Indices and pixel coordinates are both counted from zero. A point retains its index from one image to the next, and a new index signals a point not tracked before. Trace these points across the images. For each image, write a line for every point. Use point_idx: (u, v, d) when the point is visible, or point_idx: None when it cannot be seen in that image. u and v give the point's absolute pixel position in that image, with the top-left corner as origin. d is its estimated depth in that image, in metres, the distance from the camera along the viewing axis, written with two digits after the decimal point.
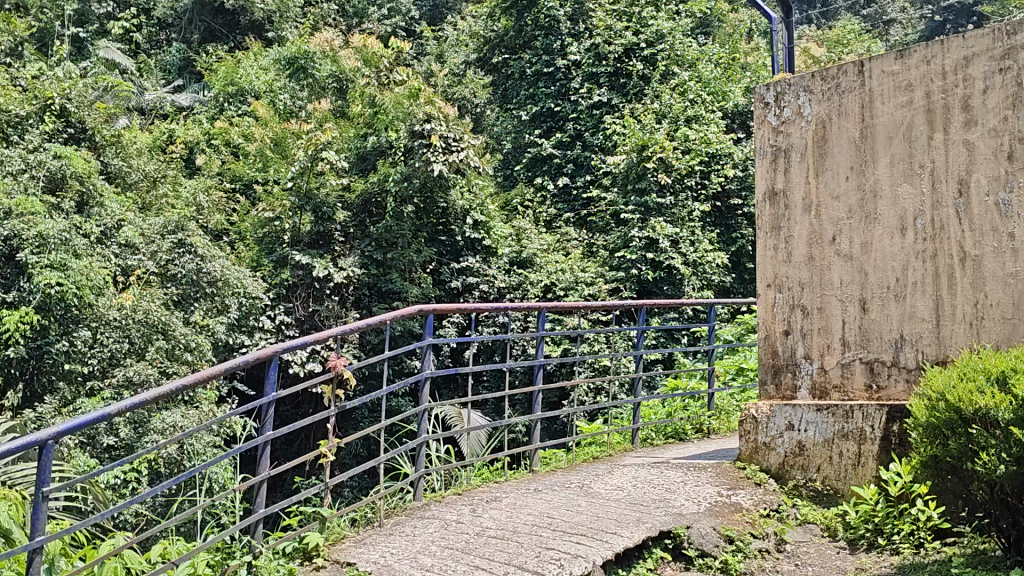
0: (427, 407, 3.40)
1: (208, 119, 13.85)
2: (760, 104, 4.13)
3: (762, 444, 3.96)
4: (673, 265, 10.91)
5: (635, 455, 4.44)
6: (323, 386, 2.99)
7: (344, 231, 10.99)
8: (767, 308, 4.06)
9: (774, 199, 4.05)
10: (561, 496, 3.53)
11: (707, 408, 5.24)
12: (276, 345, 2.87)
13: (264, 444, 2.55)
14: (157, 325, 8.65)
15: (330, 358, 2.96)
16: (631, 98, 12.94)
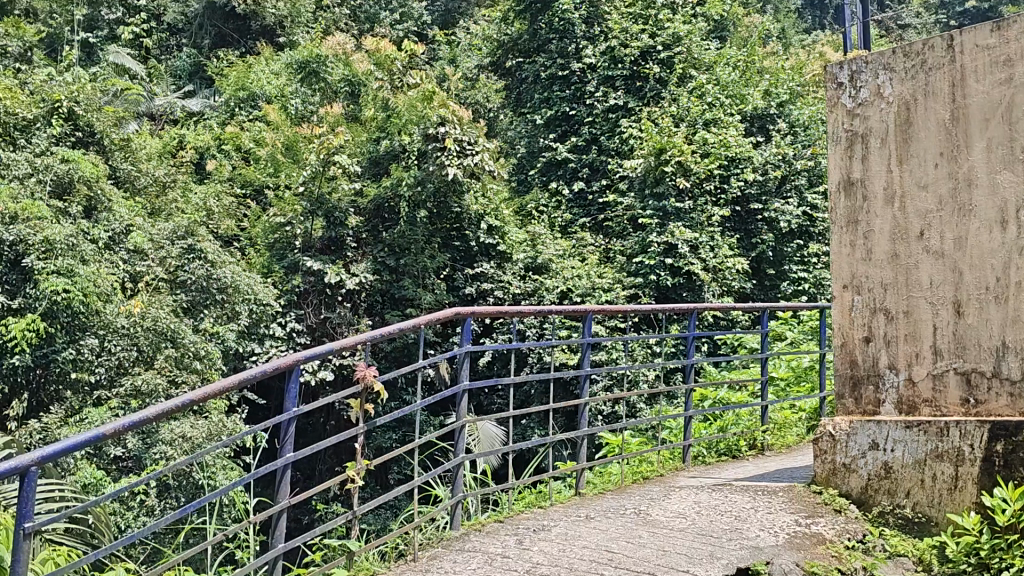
0: (463, 424, 3.17)
1: (219, 124, 13.72)
2: (829, 84, 3.59)
3: (841, 466, 3.48)
4: (693, 271, 10.64)
5: (689, 475, 4.12)
6: (351, 400, 2.68)
7: (357, 236, 10.80)
8: (845, 312, 3.52)
9: (850, 190, 3.51)
10: (618, 525, 3.26)
11: (761, 421, 4.88)
12: (302, 350, 2.47)
13: (285, 469, 2.31)
14: (166, 333, 8.44)
15: (359, 369, 2.65)
16: (648, 102, 12.62)
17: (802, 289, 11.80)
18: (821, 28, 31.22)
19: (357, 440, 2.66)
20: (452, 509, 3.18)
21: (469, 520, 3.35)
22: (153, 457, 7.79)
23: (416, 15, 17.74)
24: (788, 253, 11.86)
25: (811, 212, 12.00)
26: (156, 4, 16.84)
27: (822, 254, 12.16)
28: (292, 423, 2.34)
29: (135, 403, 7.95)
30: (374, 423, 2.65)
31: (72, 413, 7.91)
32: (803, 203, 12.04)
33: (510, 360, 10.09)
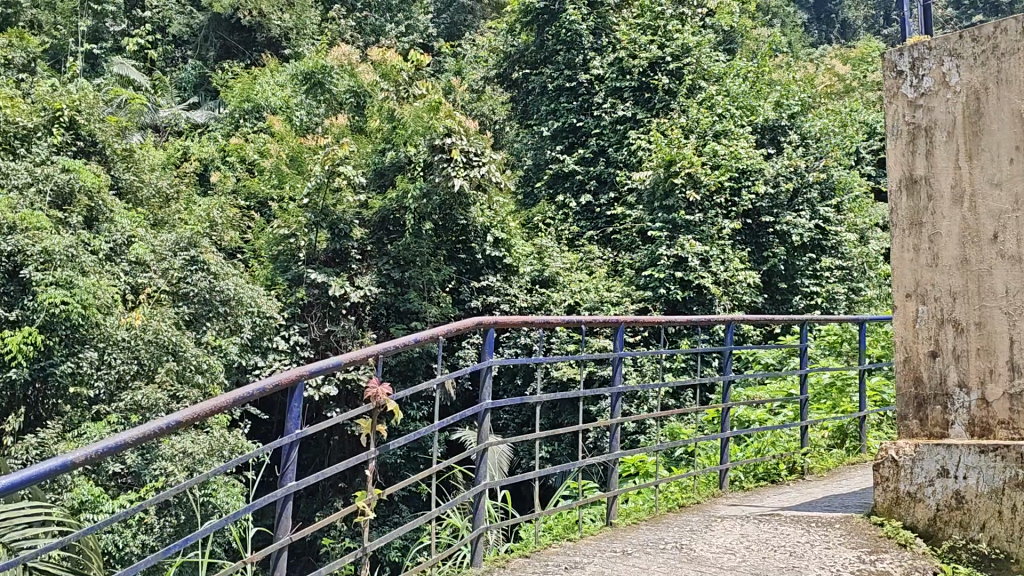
0: (486, 447, 2.96)
1: (223, 136, 13.59)
2: (888, 73, 3.27)
3: (906, 495, 3.14)
4: (703, 284, 10.45)
5: (728, 503, 3.89)
6: (362, 420, 2.44)
7: (362, 249, 10.64)
8: (908, 323, 3.18)
9: (914, 189, 3.18)
10: (661, 563, 3.02)
11: (800, 445, 4.63)
12: (305, 364, 2.21)
13: (286, 498, 2.10)
14: (168, 346, 8.27)
15: (370, 387, 2.40)
16: (657, 113, 12.46)
17: (814, 303, 11.63)
18: (825, 43, 31.16)
19: (368, 465, 2.43)
20: (474, 543, 2.95)
21: (491, 555, 3.14)
22: (153, 473, 7.58)
23: (421, 28, 17.66)
24: (800, 267, 11.70)
25: (823, 225, 11.86)
26: (161, 15, 16.71)
27: (833, 269, 12.00)
28: (294, 450, 2.11)
29: (134, 418, 7.77)
30: (385, 447, 2.42)
31: (70, 427, 7.72)
32: (814, 216, 11.90)
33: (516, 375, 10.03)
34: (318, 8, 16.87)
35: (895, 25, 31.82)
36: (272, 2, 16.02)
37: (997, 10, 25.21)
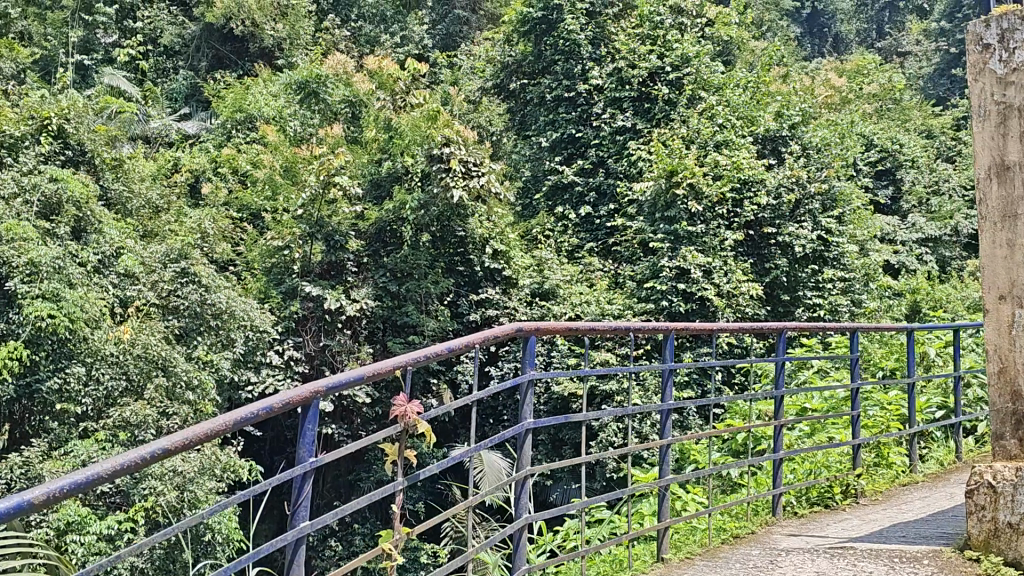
0: (525, 476, 2.64)
1: (215, 147, 13.36)
2: (971, 46, 2.98)
3: (1007, 527, 2.81)
4: (706, 296, 10.18)
5: (786, 533, 3.60)
6: (387, 444, 2.01)
7: (358, 261, 10.46)
8: (1005, 329, 2.89)
9: (1006, 176, 2.88)
10: None
11: (853, 466, 4.37)
12: (322, 378, 1.75)
13: (298, 543, 1.71)
14: (157, 361, 8.03)
15: (396, 407, 1.92)
16: (657, 124, 12.28)
17: (818, 315, 11.41)
18: (819, 56, 31.05)
19: (394, 498, 2.08)
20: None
21: None
22: (141, 493, 7.30)
23: (416, 39, 17.57)
24: (803, 278, 11.48)
25: (826, 236, 11.68)
26: (152, 25, 16.53)
27: (836, 280, 11.80)
28: (307, 485, 1.70)
29: (123, 436, 7.51)
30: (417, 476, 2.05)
31: (56, 445, 7.45)
32: (817, 227, 11.70)
33: (514, 390, 10.20)
34: (312, 18, 16.72)
35: (888, 38, 31.84)
36: (265, 12, 15.87)
37: None
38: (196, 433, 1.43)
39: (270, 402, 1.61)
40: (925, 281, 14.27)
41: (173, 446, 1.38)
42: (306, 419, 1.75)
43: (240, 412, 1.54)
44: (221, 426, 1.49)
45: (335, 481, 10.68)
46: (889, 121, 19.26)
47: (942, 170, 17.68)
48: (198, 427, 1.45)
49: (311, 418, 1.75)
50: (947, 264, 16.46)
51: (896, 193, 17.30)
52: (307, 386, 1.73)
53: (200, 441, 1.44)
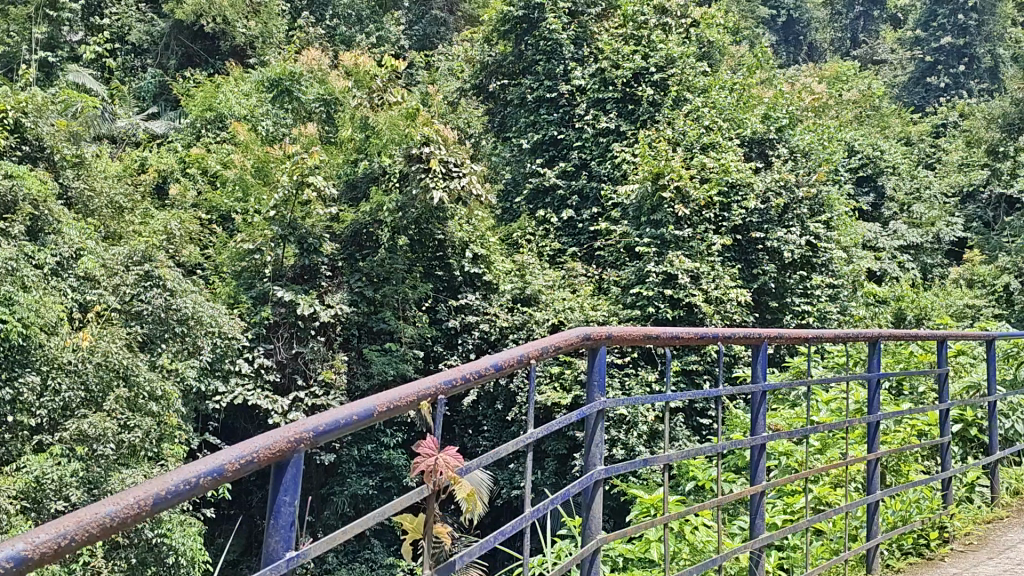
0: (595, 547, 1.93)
1: (183, 146, 12.88)
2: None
3: None
4: (694, 302, 9.79)
5: None
6: (407, 518, 1.40)
7: (332, 265, 10.07)
8: None
9: None
10: None
11: (944, 503, 3.91)
12: (313, 418, 1.11)
13: None
14: (119, 370, 7.49)
15: (422, 458, 1.36)
16: (641, 126, 11.93)
17: (806, 322, 11.09)
18: (796, 64, 30.73)
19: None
20: None
21: None
22: None
23: (392, 39, 17.23)
24: (790, 284, 11.15)
25: (815, 242, 11.34)
26: (120, 23, 15.90)
27: (825, 287, 11.49)
28: None
29: (81, 450, 6.99)
30: (452, 566, 1.43)
31: (7, 460, 6.92)
32: (805, 232, 11.40)
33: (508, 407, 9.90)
34: (285, 16, 16.33)
35: (864, 46, 31.85)
36: (237, 9, 15.40)
37: (965, 32, 25.08)
38: (80, 524, 0.81)
39: (222, 460, 0.98)
40: (909, 289, 14.05)
41: (39, 555, 0.77)
42: (280, 488, 1.10)
43: (169, 479, 0.92)
44: (133, 511, 0.86)
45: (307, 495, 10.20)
46: (869, 128, 19.10)
47: (924, 177, 17.51)
48: (91, 514, 0.83)
49: (293, 482, 1.10)
50: (929, 271, 16.26)
51: (878, 200, 17.12)
52: (283, 431, 1.08)
53: (89, 539, 0.82)
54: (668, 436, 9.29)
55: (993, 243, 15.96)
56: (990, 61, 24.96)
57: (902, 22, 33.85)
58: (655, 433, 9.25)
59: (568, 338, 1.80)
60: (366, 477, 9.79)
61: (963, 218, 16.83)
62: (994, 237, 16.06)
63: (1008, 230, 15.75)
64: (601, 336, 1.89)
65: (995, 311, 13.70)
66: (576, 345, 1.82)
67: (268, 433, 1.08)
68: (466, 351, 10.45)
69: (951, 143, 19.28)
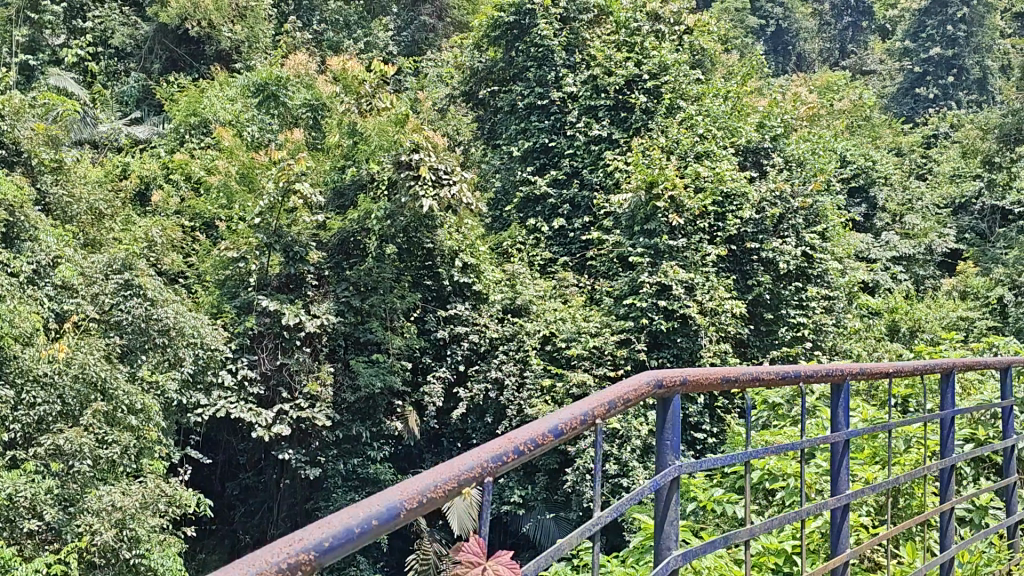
0: None
1: (167, 152, 12.62)
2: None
3: None
4: (688, 314, 9.57)
5: None
6: None
7: (319, 274, 9.86)
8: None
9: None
10: None
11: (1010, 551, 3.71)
12: (321, 531, 0.82)
13: None
14: (97, 384, 7.14)
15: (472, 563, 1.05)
16: (634, 133, 11.74)
17: (801, 334, 10.80)
18: (785, 74, 30.66)
19: None
20: None
21: None
22: (75, 531, 6.63)
23: (381, 45, 17.02)
24: (786, 296, 10.92)
25: (809, 252, 11.18)
26: (104, 26, 15.60)
27: (820, 298, 11.30)
28: None
29: (56, 467, 6.68)
30: None
31: None
32: (800, 243, 11.24)
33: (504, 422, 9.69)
34: (272, 21, 16.09)
35: (852, 57, 31.80)
36: (223, 13, 15.10)
37: (954, 43, 25.03)
38: None
39: None
40: (902, 300, 13.87)
41: None
42: None
43: None
44: None
45: (291, 510, 10.09)
46: (860, 138, 19.01)
47: (915, 188, 17.41)
48: None
49: None
50: (921, 283, 16.14)
51: (869, 210, 17.00)
52: (275, 554, 0.78)
53: None
54: (662, 450, 9.13)
55: (986, 255, 15.83)
56: (979, 73, 24.98)
57: (889, 34, 33.97)
58: (648, 448, 9.06)
59: (637, 385, 1.46)
60: (352, 491, 9.57)
61: (955, 229, 16.72)
62: (987, 248, 15.94)
63: (1001, 241, 15.63)
64: (672, 380, 1.55)
65: (989, 323, 13.56)
66: (647, 394, 1.48)
67: (253, 558, 0.77)
68: (455, 362, 10.23)
69: (941, 153, 19.21)
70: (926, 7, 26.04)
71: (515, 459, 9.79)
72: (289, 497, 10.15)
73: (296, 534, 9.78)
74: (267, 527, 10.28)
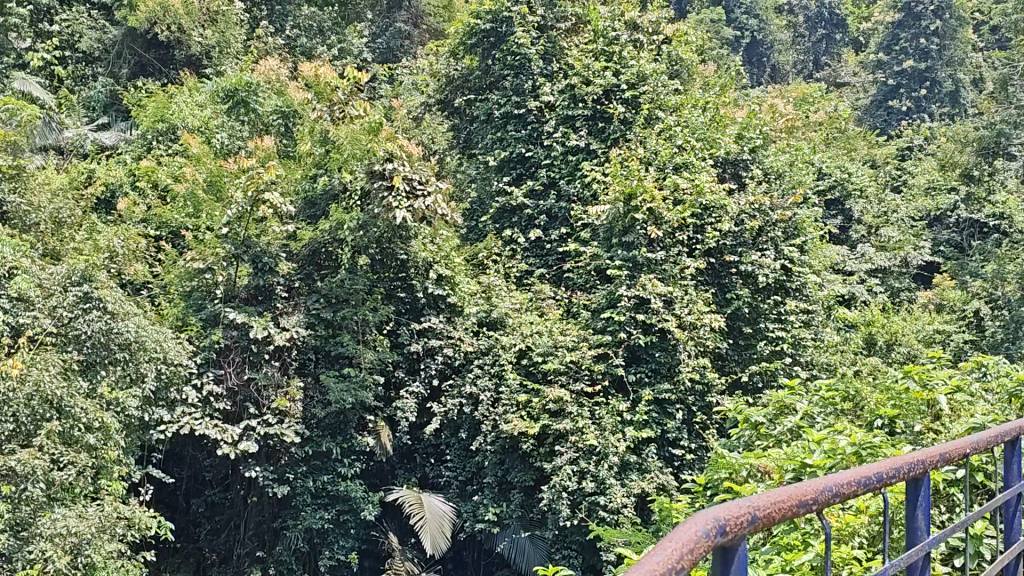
0: None
1: (133, 159, 12.29)
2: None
3: None
4: (667, 329, 9.37)
5: None
6: None
7: (288, 285, 9.60)
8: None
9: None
10: None
11: None
12: None
13: None
14: (53, 400, 6.81)
15: None
16: (612, 144, 11.57)
17: (780, 348, 10.57)
18: (758, 84, 30.79)
19: None
20: None
21: None
22: (26, 558, 6.28)
23: (355, 52, 16.84)
24: (765, 309, 10.74)
25: (788, 266, 11.05)
26: (70, 30, 15.23)
27: (798, 312, 11.15)
28: None
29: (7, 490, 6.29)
30: None
31: None
32: (779, 256, 11.12)
33: (478, 438, 9.45)
34: (244, 26, 15.78)
35: (826, 69, 31.92)
36: (193, 17, 14.79)
37: (927, 56, 25.15)
38: None
39: None
40: (879, 313, 13.59)
41: None
42: None
43: None
44: None
45: (258, 528, 9.79)
46: (836, 150, 18.97)
47: (890, 200, 17.37)
48: None
49: None
50: (896, 295, 16.05)
51: (845, 223, 16.92)
52: None
53: None
54: (640, 467, 8.93)
55: (963, 268, 15.75)
56: (952, 86, 25.05)
57: (862, 47, 34.17)
58: (626, 465, 8.85)
59: (697, 538, 1.02)
60: (321, 510, 9.29)
61: (931, 242, 16.70)
62: (964, 261, 15.88)
63: (978, 255, 15.57)
64: (739, 520, 1.11)
65: (965, 337, 13.45)
66: (706, 549, 1.04)
67: None
68: (428, 376, 9.98)
69: (916, 166, 19.20)
70: (899, 19, 26.07)
71: (489, 476, 9.55)
72: (255, 515, 9.85)
73: (262, 553, 9.48)
74: (232, 544, 9.96)
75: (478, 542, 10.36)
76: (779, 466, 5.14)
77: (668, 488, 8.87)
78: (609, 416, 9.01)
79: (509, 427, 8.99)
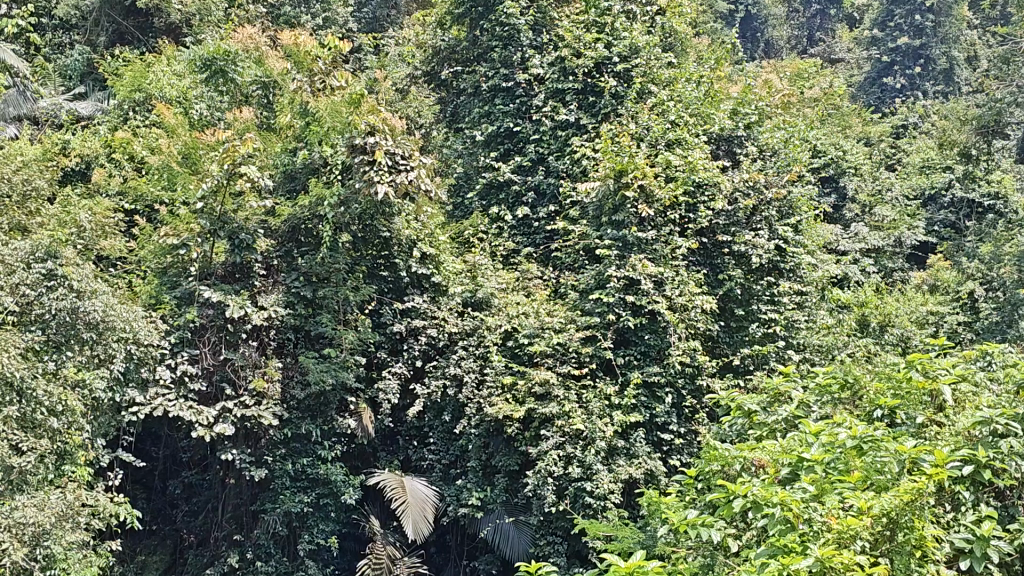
0: None
1: (109, 129, 11.88)
2: None
3: None
4: (656, 310, 9.14)
5: None
6: None
7: (267, 263, 9.30)
8: None
9: None
10: None
11: None
12: None
13: None
14: (13, 384, 6.48)
15: None
16: (603, 119, 11.22)
17: (772, 331, 10.31)
18: (750, 58, 30.44)
19: None
20: None
21: None
22: None
23: (339, 22, 16.46)
24: (757, 291, 10.46)
25: (782, 246, 10.78)
26: None
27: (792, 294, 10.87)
28: None
29: None
30: None
31: None
32: (773, 236, 10.85)
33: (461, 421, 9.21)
34: None
35: (820, 45, 31.49)
36: None
37: (922, 32, 24.84)
38: None
39: None
40: (872, 294, 13.26)
41: None
42: None
43: None
44: None
45: (237, 511, 9.43)
46: (830, 127, 18.66)
47: (885, 178, 17.03)
48: None
49: None
50: (890, 275, 15.77)
51: (840, 201, 16.64)
52: None
53: None
54: (627, 452, 8.70)
55: (958, 250, 15.51)
56: (945, 63, 24.09)
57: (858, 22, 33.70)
58: (613, 450, 8.61)
59: None
60: (300, 493, 9.01)
61: (926, 222, 16.42)
62: (959, 243, 15.64)
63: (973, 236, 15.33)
64: None
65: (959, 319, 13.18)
66: None
67: None
68: (411, 357, 9.72)
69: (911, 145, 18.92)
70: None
71: (473, 460, 9.28)
72: (233, 497, 9.52)
73: (241, 537, 9.17)
74: (209, 527, 9.62)
75: (461, 526, 10.12)
76: (773, 457, 4.88)
77: (656, 474, 8.64)
78: (597, 399, 8.77)
79: (494, 410, 8.73)
